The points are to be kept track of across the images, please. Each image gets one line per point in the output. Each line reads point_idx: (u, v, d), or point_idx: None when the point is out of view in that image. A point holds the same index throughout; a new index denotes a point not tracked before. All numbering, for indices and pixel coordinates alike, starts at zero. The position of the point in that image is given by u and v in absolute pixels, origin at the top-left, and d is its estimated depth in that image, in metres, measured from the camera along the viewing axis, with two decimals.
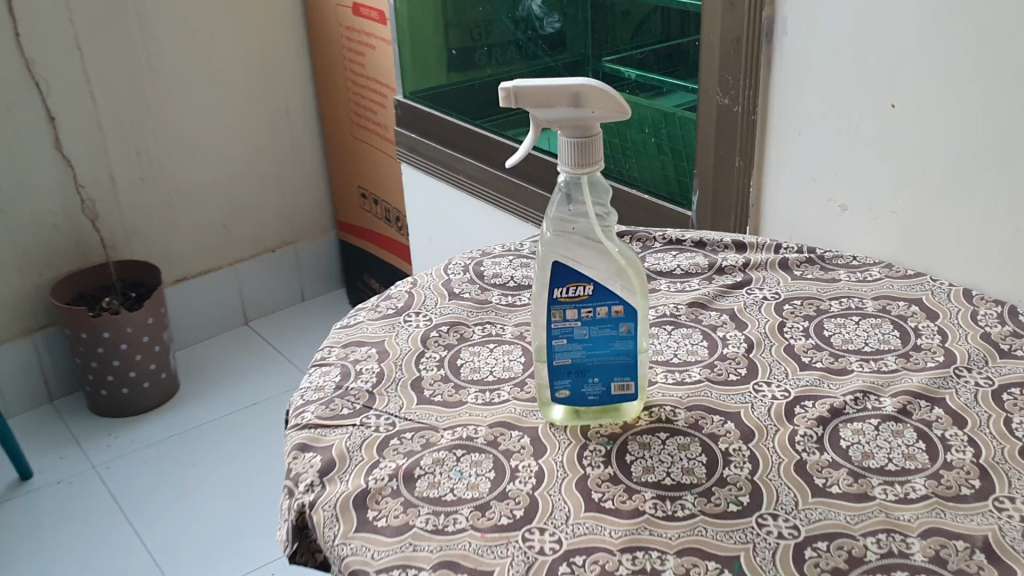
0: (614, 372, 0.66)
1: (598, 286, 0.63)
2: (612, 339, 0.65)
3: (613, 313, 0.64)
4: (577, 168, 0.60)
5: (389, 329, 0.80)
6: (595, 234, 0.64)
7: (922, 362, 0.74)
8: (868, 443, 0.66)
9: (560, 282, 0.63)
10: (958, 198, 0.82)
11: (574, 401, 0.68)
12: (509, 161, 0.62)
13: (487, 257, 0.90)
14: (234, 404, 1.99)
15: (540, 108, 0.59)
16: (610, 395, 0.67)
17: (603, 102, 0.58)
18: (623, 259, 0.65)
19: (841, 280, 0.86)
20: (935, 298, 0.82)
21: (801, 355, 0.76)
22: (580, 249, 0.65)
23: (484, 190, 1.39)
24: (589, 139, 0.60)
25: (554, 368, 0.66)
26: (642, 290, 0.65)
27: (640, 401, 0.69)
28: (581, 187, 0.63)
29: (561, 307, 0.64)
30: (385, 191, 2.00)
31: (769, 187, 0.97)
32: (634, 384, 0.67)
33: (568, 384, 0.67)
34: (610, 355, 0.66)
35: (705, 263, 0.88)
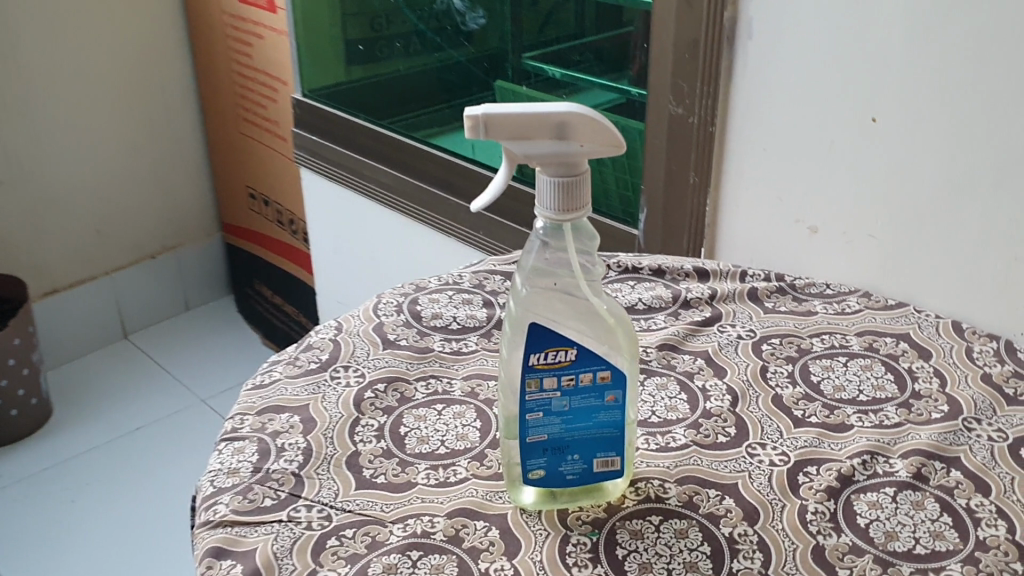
0: (598, 447, 0.56)
1: (582, 349, 0.53)
2: (596, 409, 0.55)
3: (600, 380, 0.54)
4: (559, 213, 0.50)
5: (313, 389, 0.67)
6: (577, 287, 0.54)
7: (925, 413, 0.66)
8: (888, 520, 0.57)
9: (537, 346, 0.52)
10: (946, 223, 0.75)
11: (550, 482, 0.57)
12: (473, 205, 0.50)
13: (422, 292, 0.78)
14: (115, 429, 1.81)
15: (517, 140, 0.48)
16: (592, 473, 0.57)
17: (595, 134, 0.48)
18: (611, 315, 0.54)
19: (818, 313, 0.77)
20: (923, 333, 0.74)
21: (792, 408, 0.67)
22: (559, 305, 0.54)
23: (395, 200, 1.26)
24: (575, 178, 0.49)
25: (527, 446, 0.55)
26: (631, 352, 0.55)
27: (625, 477, 0.58)
28: (562, 233, 0.52)
29: (537, 375, 0.53)
30: (277, 192, 1.84)
31: (725, 206, 0.88)
32: (620, 459, 0.57)
33: (543, 462, 0.56)
34: (594, 428, 0.55)
35: (668, 296, 0.78)
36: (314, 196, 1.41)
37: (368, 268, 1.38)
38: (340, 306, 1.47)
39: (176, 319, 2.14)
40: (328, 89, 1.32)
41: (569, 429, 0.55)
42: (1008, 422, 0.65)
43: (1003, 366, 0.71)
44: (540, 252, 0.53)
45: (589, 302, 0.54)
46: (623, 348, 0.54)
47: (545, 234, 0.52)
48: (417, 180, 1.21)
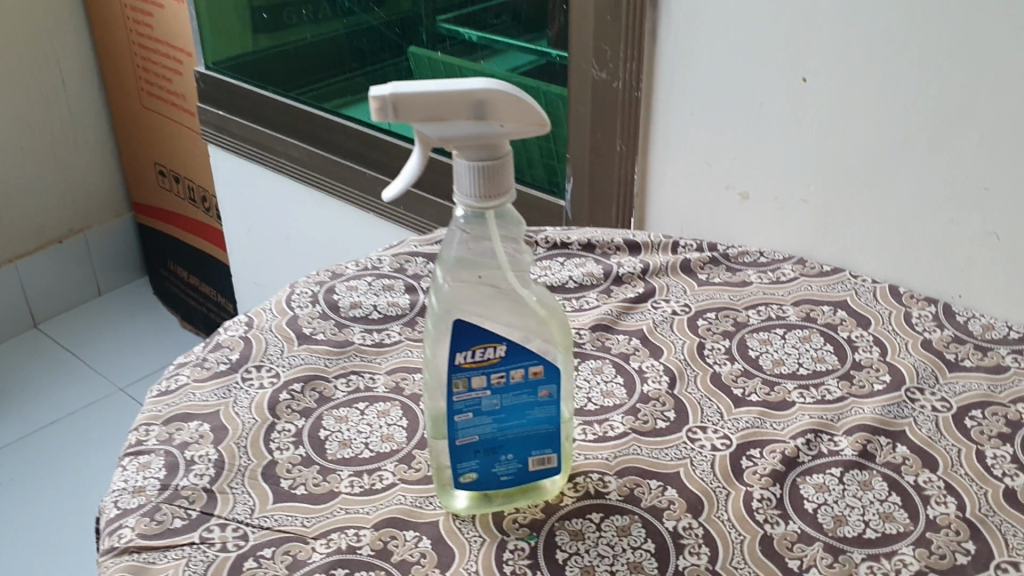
0: (533, 445, 0.52)
1: (512, 345, 0.49)
2: (529, 406, 0.51)
3: (532, 375, 0.50)
4: (480, 200, 0.45)
5: (224, 393, 0.62)
6: (505, 279, 0.50)
7: (867, 384, 0.64)
8: (837, 503, 0.55)
9: (462, 344, 0.48)
10: (881, 185, 0.72)
11: (483, 485, 0.53)
12: (385, 193, 0.45)
13: (338, 279, 0.73)
14: (27, 424, 1.73)
15: (430, 122, 0.43)
16: (528, 472, 0.53)
17: (516, 113, 0.43)
18: (541, 306, 0.50)
19: (753, 283, 0.75)
20: (861, 300, 0.72)
21: (731, 387, 0.64)
22: (485, 299, 0.50)
23: (308, 177, 1.19)
24: (497, 162, 0.45)
25: (456, 449, 0.51)
26: (566, 345, 0.51)
27: (563, 473, 0.55)
28: (485, 222, 0.47)
29: (464, 375, 0.49)
30: (188, 169, 1.76)
31: (653, 173, 0.85)
32: (557, 456, 0.53)
33: (475, 465, 0.52)
34: (528, 425, 0.52)
35: (599, 272, 0.75)
36: (224, 175, 1.34)
37: (284, 248, 1.32)
38: (258, 288, 1.41)
39: (87, 306, 2.05)
40: (233, 61, 1.24)
41: (501, 429, 0.51)
42: (951, 390, 0.64)
43: (942, 331, 0.69)
44: (461, 242, 0.48)
45: (517, 293, 0.50)
46: (556, 341, 0.50)
47: (466, 224, 0.48)
48: (331, 154, 1.15)
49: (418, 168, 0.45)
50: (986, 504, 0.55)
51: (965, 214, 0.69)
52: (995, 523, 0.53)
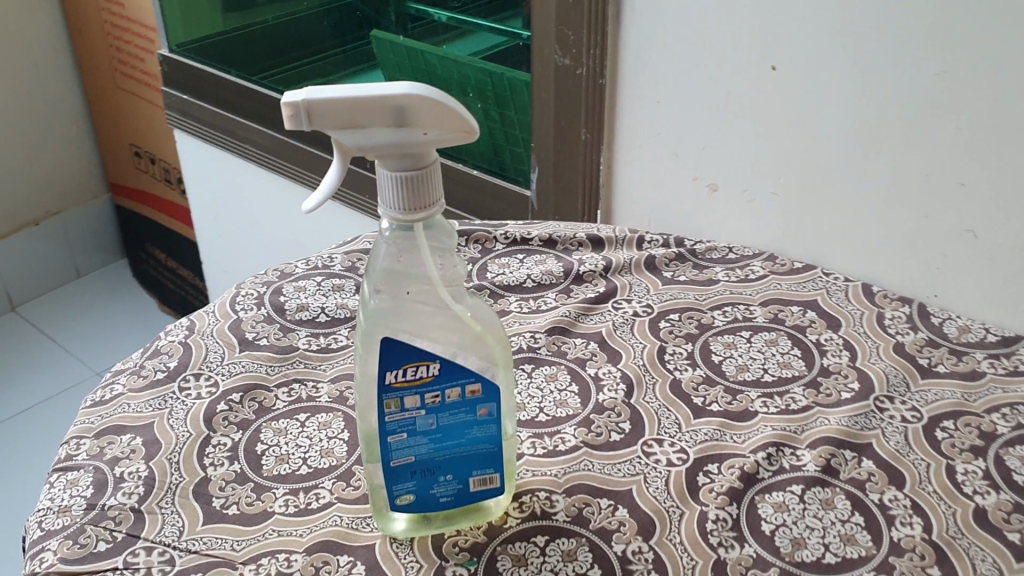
0: (473, 465, 0.50)
1: (446, 362, 0.46)
2: (468, 425, 0.48)
3: (469, 394, 0.47)
4: (405, 213, 0.42)
5: (158, 404, 0.59)
6: (439, 294, 0.47)
7: (835, 392, 0.61)
8: (795, 525, 0.52)
9: (393, 362, 0.46)
10: (853, 179, 0.69)
11: (422, 507, 0.50)
12: (303, 207, 0.42)
13: (286, 280, 0.70)
14: (1, 411, 1.70)
15: (348, 129, 0.40)
16: (469, 493, 0.50)
17: (440, 120, 0.40)
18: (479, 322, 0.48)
19: (720, 281, 0.71)
20: (832, 300, 0.69)
21: (692, 395, 0.61)
22: (418, 315, 0.47)
23: (273, 162, 1.16)
24: (421, 172, 0.42)
25: (391, 471, 0.49)
26: (506, 361, 0.48)
27: (508, 492, 0.52)
28: (412, 234, 0.45)
29: (396, 394, 0.46)
30: (162, 149, 1.72)
31: (621, 164, 0.81)
32: (500, 475, 0.50)
33: (411, 487, 0.49)
34: (467, 445, 0.49)
35: (559, 271, 0.72)
36: (192, 159, 1.30)
37: (254, 234, 1.29)
38: (231, 274, 1.39)
39: (64, 288, 2.01)
40: (199, 42, 1.21)
41: (438, 449, 0.49)
42: (922, 398, 0.61)
43: (916, 334, 0.66)
44: (390, 255, 0.46)
45: (452, 308, 0.47)
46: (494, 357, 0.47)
47: (391, 236, 0.45)
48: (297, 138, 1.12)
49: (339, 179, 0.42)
50: (954, 525, 0.52)
51: (940, 211, 0.66)
52: (963, 546, 0.51)
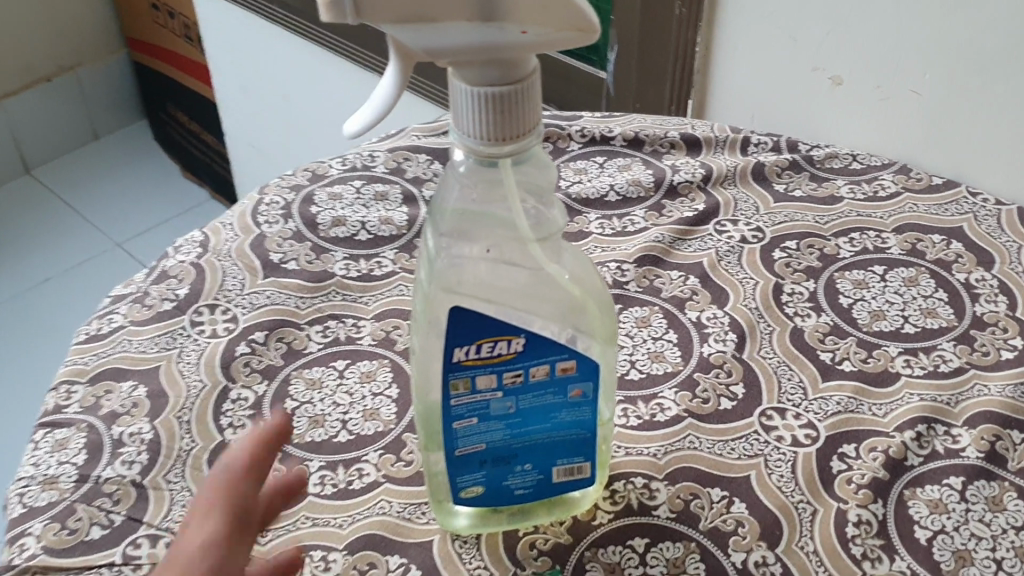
0: (559, 453, 0.39)
1: (533, 337, 0.35)
2: (555, 408, 0.37)
3: (559, 372, 0.36)
4: (488, 143, 0.30)
5: (167, 342, 0.49)
6: (528, 251, 0.36)
7: (993, 351, 0.50)
8: (959, 533, 0.41)
9: (464, 338, 0.35)
10: (1023, 75, 0.56)
11: (491, 500, 0.40)
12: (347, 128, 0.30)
13: (320, 185, 0.59)
14: (19, 283, 1.62)
15: (412, 24, 0.27)
16: (550, 484, 0.40)
17: (546, 12, 0.28)
18: (575, 285, 0.36)
19: (843, 200, 0.60)
20: (981, 228, 0.57)
21: (816, 350, 0.50)
22: (500, 274, 0.36)
23: (305, 27, 1.03)
24: (515, 89, 0.29)
25: (456, 461, 0.38)
26: (608, 334, 0.37)
27: (598, 482, 0.42)
28: (497, 172, 0.34)
29: (465, 374, 0.35)
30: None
31: (720, 47, 0.69)
32: (591, 464, 0.40)
33: (480, 479, 0.39)
34: (552, 431, 0.38)
35: (647, 181, 0.61)
36: (214, 22, 1.17)
37: (285, 106, 1.16)
38: (258, 150, 1.27)
39: (83, 150, 1.90)
40: None
41: (515, 436, 0.38)
42: None
43: None
44: (462, 194, 0.35)
45: (543, 267, 0.36)
46: (592, 328, 0.36)
47: (467, 171, 0.34)
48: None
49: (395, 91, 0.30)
50: None
51: None
52: None
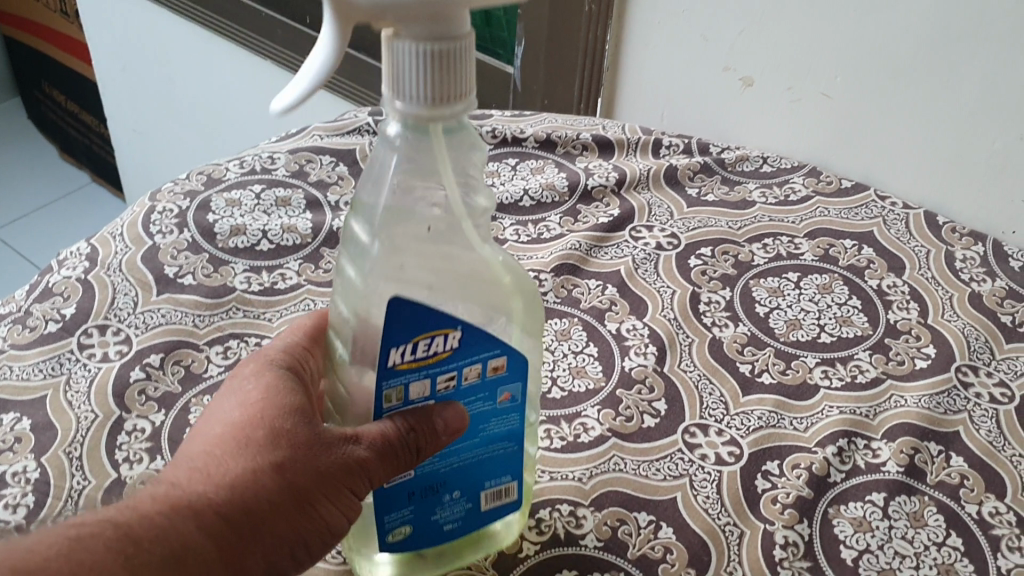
0: (488, 474, 0.37)
1: (471, 331, 0.33)
2: (484, 418, 0.36)
3: (491, 372, 0.35)
4: (430, 106, 0.29)
5: (52, 368, 0.45)
6: (459, 237, 0.34)
7: (907, 361, 0.50)
8: (883, 552, 0.41)
9: (399, 338, 0.32)
10: (930, 79, 0.57)
11: (418, 541, 0.38)
12: (282, 106, 0.28)
13: (217, 190, 0.55)
14: None
15: None
16: (479, 513, 0.38)
17: None
18: (505, 276, 0.35)
19: (756, 204, 0.60)
20: (890, 233, 0.58)
21: (736, 362, 0.49)
22: (431, 262, 0.33)
23: (192, 9, 0.97)
24: (453, 48, 0.28)
25: (384, 493, 0.36)
26: (534, 327, 0.36)
27: (523, 515, 0.40)
28: (430, 153, 0.31)
29: (399, 377, 0.34)
30: None
31: (630, 45, 0.68)
32: (518, 485, 0.38)
33: (408, 515, 0.37)
34: (480, 446, 0.37)
35: (562, 186, 0.60)
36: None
37: (170, 90, 1.10)
38: (141, 135, 1.20)
39: None
40: None
41: (444, 457, 0.36)
42: (1011, 369, 0.50)
43: (993, 283, 0.55)
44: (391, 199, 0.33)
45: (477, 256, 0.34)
46: (521, 320, 0.35)
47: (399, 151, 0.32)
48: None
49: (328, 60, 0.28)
50: None
51: None
52: None
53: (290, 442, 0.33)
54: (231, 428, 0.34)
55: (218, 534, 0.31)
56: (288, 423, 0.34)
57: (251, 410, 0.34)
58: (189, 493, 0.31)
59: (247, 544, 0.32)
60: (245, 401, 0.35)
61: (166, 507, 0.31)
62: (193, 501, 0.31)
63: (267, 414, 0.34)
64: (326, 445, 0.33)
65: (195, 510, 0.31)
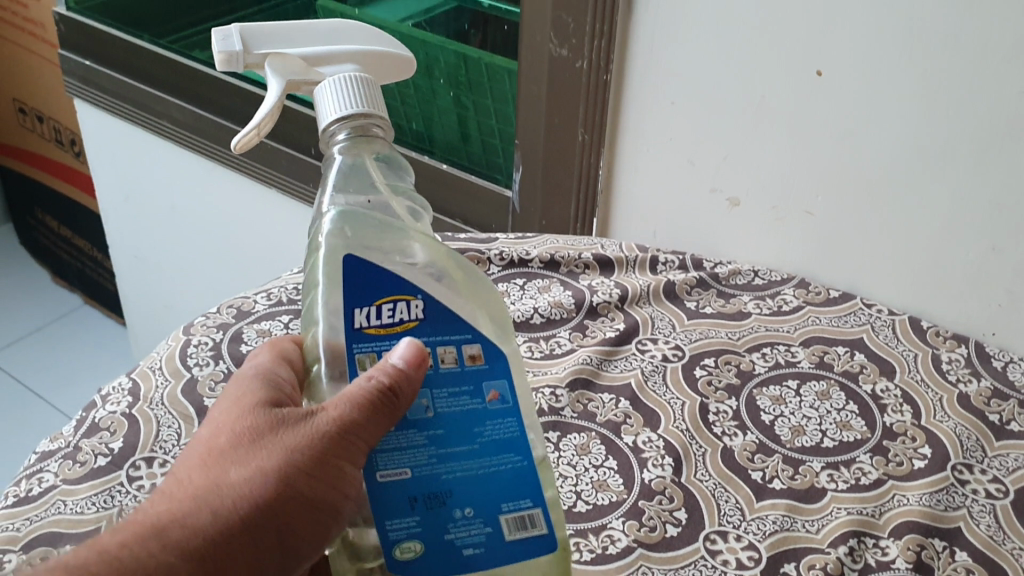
0: (502, 494, 0.40)
1: (429, 297, 0.41)
2: (478, 421, 0.40)
3: (468, 361, 0.41)
4: (353, 112, 0.43)
5: (104, 502, 0.47)
6: (399, 222, 0.44)
7: (906, 461, 0.53)
8: None
9: (364, 299, 0.40)
10: (906, 198, 0.62)
11: (435, 565, 0.39)
12: (246, 130, 0.45)
13: (247, 322, 0.58)
14: None
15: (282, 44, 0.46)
16: (502, 542, 0.39)
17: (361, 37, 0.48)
18: (451, 262, 0.44)
19: (751, 315, 0.64)
20: (879, 338, 0.62)
21: (747, 469, 0.52)
22: (383, 235, 0.43)
23: (196, 141, 1.02)
24: (366, 79, 0.44)
25: (386, 495, 0.39)
26: (496, 326, 0.43)
27: (561, 564, 0.40)
28: (362, 156, 0.44)
29: (368, 346, 0.40)
30: (29, 94, 1.47)
31: (623, 169, 0.73)
32: (542, 514, 0.40)
33: (415, 526, 0.39)
34: (484, 458, 0.40)
35: (569, 303, 0.64)
36: (99, 132, 1.14)
37: (171, 216, 1.14)
38: (142, 258, 1.24)
39: None
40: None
41: (443, 461, 0.40)
42: (1003, 465, 0.53)
43: (979, 383, 0.59)
44: (336, 194, 0.44)
45: (423, 249, 0.43)
46: (481, 309, 0.43)
47: (343, 157, 0.44)
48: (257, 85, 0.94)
49: (282, 98, 0.46)
50: None
51: (1009, 242, 0.59)
52: None
53: (262, 437, 0.39)
54: (209, 440, 0.40)
55: (198, 538, 0.36)
56: (256, 422, 0.39)
57: (226, 420, 0.40)
58: (166, 511, 0.37)
59: (240, 532, 0.37)
60: (216, 417, 0.41)
61: (142, 529, 0.36)
62: (175, 512, 0.37)
63: (239, 418, 0.40)
64: (297, 427, 0.39)
65: (172, 527, 0.36)
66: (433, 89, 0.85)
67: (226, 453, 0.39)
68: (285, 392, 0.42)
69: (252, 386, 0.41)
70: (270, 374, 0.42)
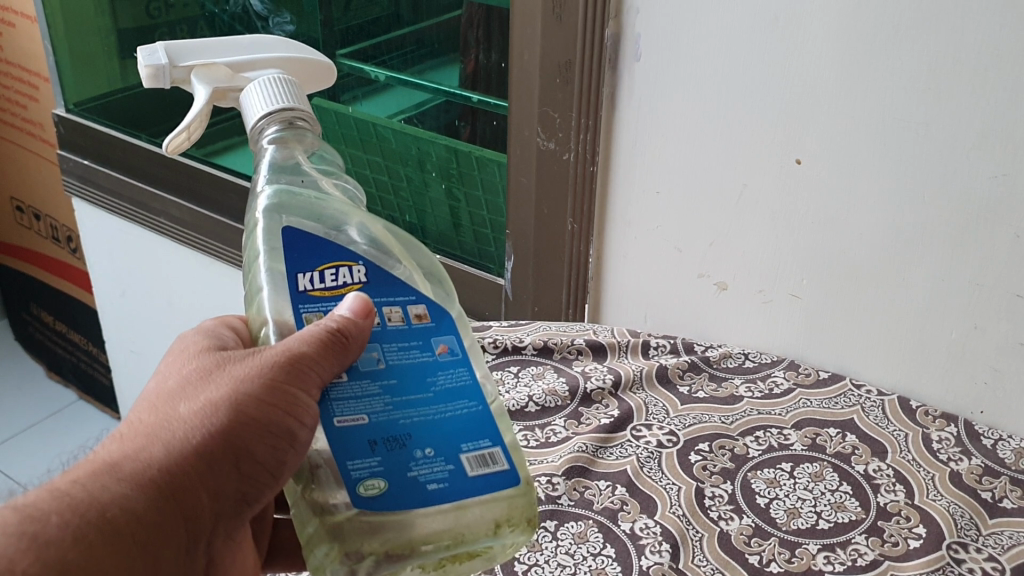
0: (460, 435, 0.42)
1: (370, 265, 0.44)
2: (431, 371, 0.43)
3: (415, 319, 0.44)
4: (276, 108, 0.47)
5: None
6: (330, 200, 0.46)
7: (902, 542, 0.53)
8: None
9: (308, 263, 0.43)
10: (889, 282, 0.63)
11: (400, 501, 0.40)
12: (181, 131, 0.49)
13: None
14: None
15: (204, 55, 0.50)
16: (465, 478, 0.41)
17: (281, 45, 0.52)
18: (389, 236, 0.47)
19: (743, 398, 0.65)
20: (869, 419, 0.63)
21: (744, 553, 0.52)
22: (318, 209, 0.45)
23: (194, 238, 1.04)
24: (288, 80, 0.48)
25: (346, 437, 0.40)
26: (432, 289, 0.46)
27: (526, 498, 0.42)
28: (292, 148, 0.47)
29: (313, 308, 0.43)
30: (28, 192, 1.49)
31: (611, 257, 0.75)
32: (502, 452, 0.42)
33: (378, 466, 0.40)
34: (438, 404, 0.42)
35: (563, 390, 0.65)
36: (98, 230, 1.16)
37: (166, 311, 1.15)
38: (139, 353, 1.24)
39: None
40: (105, 99, 1.07)
41: (399, 408, 0.42)
42: (998, 542, 0.54)
43: (970, 461, 0.59)
44: (270, 180, 0.46)
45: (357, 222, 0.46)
46: (421, 274, 0.46)
47: (273, 149, 0.47)
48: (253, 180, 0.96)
49: (210, 104, 0.49)
50: None
51: (991, 323, 0.61)
52: None
53: (211, 373, 0.41)
54: (159, 386, 0.41)
55: (153, 469, 0.37)
56: (202, 363, 0.41)
57: (175, 367, 0.42)
58: (119, 449, 0.38)
59: (192, 457, 0.38)
60: (166, 366, 0.42)
61: (96, 468, 0.37)
62: (131, 448, 0.38)
63: (186, 364, 0.42)
64: (244, 363, 0.41)
65: (126, 462, 0.37)
66: (425, 182, 0.87)
67: (175, 392, 0.40)
68: (230, 346, 0.43)
69: (198, 341, 0.43)
70: (214, 333, 0.44)
